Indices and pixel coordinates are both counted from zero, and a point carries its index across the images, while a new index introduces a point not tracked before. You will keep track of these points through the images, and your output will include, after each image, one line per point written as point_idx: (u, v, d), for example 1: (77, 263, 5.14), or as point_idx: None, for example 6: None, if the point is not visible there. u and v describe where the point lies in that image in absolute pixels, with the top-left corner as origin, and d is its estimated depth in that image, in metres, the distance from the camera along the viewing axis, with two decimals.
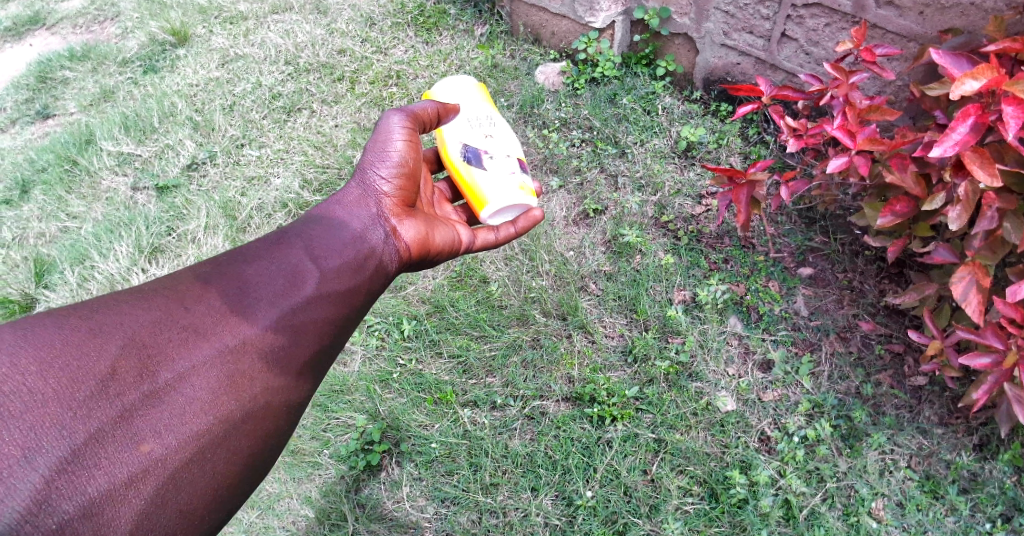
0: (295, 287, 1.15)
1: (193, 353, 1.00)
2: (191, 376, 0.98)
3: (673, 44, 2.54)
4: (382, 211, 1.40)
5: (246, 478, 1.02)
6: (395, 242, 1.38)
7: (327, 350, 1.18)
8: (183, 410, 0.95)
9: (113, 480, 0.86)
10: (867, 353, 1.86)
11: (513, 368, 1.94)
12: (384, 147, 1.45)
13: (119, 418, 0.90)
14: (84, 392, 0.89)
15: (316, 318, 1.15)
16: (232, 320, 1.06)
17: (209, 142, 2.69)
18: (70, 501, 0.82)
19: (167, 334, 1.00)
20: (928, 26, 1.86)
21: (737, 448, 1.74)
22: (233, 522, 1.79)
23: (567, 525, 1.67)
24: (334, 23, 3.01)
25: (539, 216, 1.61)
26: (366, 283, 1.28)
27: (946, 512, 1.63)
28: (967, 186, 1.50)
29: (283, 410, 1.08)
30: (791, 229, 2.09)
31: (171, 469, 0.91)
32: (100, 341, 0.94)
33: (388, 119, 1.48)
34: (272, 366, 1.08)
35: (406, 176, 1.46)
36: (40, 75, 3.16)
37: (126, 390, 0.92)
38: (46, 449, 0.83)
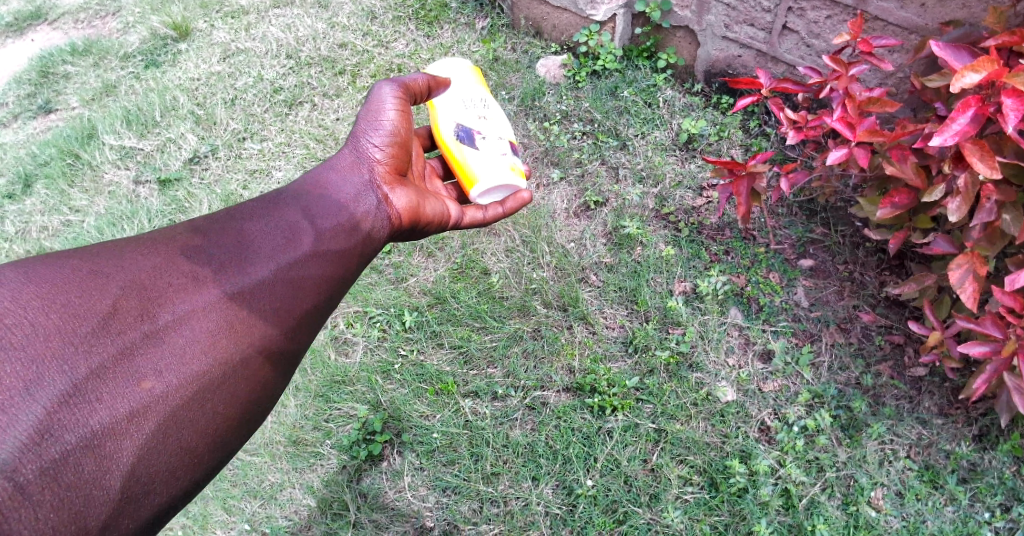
0: (291, 242, 1.16)
1: (192, 297, 1.01)
2: (191, 319, 0.99)
3: (674, 36, 2.54)
4: (375, 177, 1.41)
5: (245, 423, 1.02)
6: (388, 208, 1.39)
7: (325, 304, 1.19)
8: (183, 350, 0.96)
9: (115, 414, 0.86)
10: (867, 344, 1.87)
11: (514, 359, 1.94)
12: (376, 116, 1.47)
13: (120, 356, 0.91)
14: (85, 330, 0.90)
15: (311, 271, 1.16)
16: (230, 269, 1.07)
17: (211, 136, 2.70)
18: (72, 432, 0.82)
19: (166, 280, 1.01)
20: (929, 17, 1.86)
21: (737, 437, 1.75)
22: (236, 512, 1.81)
23: (568, 514, 1.68)
24: (335, 17, 3.01)
25: (527, 198, 1.61)
26: (361, 242, 1.29)
27: (945, 502, 1.63)
28: (966, 177, 1.50)
29: (281, 357, 1.08)
30: (791, 221, 2.10)
31: (171, 405, 0.92)
32: (100, 283, 0.96)
33: (378, 90, 1.50)
34: (271, 315, 1.08)
35: (398, 145, 1.48)
36: (41, 70, 3.17)
37: (126, 329, 0.93)
38: (48, 382, 0.84)
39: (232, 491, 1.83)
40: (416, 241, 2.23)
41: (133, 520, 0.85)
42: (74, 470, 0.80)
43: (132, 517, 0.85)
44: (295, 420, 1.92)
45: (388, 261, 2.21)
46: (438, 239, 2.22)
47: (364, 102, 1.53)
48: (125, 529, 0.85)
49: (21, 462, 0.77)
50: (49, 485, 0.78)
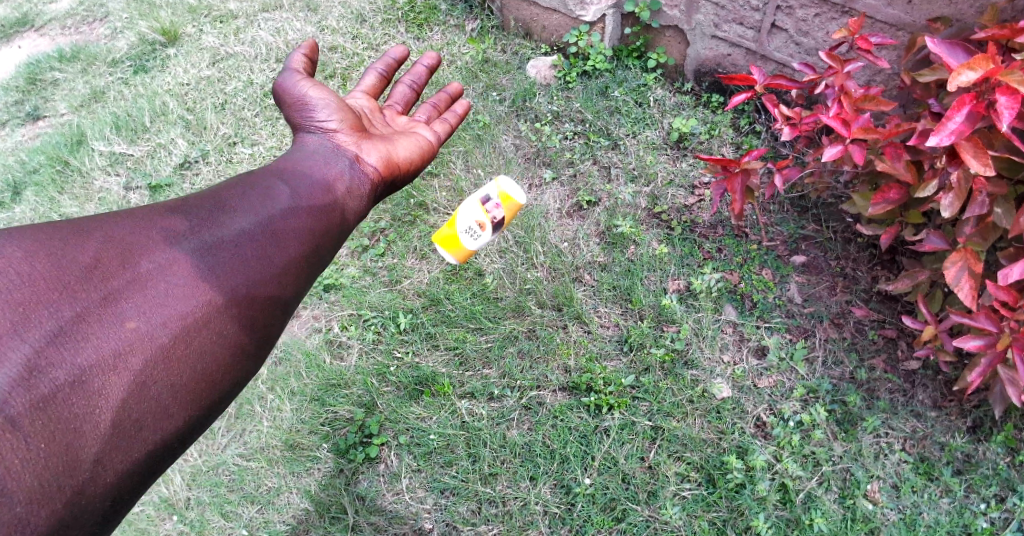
0: (267, 201, 1.21)
1: (171, 248, 1.06)
2: (171, 267, 1.03)
3: (663, 36, 2.55)
4: (340, 143, 1.45)
5: (238, 366, 1.05)
6: (362, 167, 1.43)
7: (312, 253, 1.22)
8: (166, 293, 1.00)
9: (101, 351, 0.91)
10: (861, 338, 1.88)
11: (510, 360, 1.94)
12: (299, 97, 1.51)
13: (104, 300, 0.95)
14: (69, 277, 0.94)
15: (291, 223, 1.19)
16: (208, 225, 1.12)
17: (201, 141, 2.68)
18: (60, 369, 0.87)
19: (144, 238, 1.05)
20: (916, 14, 1.88)
21: (733, 433, 1.76)
22: (233, 518, 1.79)
23: (566, 513, 1.69)
24: (324, 21, 3.00)
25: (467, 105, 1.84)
26: (340, 198, 1.33)
27: (941, 494, 1.65)
28: (959, 173, 1.52)
29: (270, 301, 1.12)
30: (783, 218, 2.11)
31: (158, 345, 0.96)
32: (81, 240, 1.01)
33: (285, 83, 1.54)
34: (255, 263, 1.12)
35: (340, 107, 1.50)
36: (28, 77, 3.14)
37: (109, 277, 0.98)
38: (36, 325, 0.88)
39: (229, 497, 1.82)
40: (409, 243, 2.23)
41: (128, 457, 0.89)
42: (65, 405, 0.85)
43: (124, 453, 0.89)
44: (292, 425, 1.91)
45: (382, 264, 2.21)
46: (431, 240, 2.22)
47: (280, 102, 1.56)
48: (120, 465, 0.88)
49: (12, 397, 0.81)
50: (40, 418, 0.82)
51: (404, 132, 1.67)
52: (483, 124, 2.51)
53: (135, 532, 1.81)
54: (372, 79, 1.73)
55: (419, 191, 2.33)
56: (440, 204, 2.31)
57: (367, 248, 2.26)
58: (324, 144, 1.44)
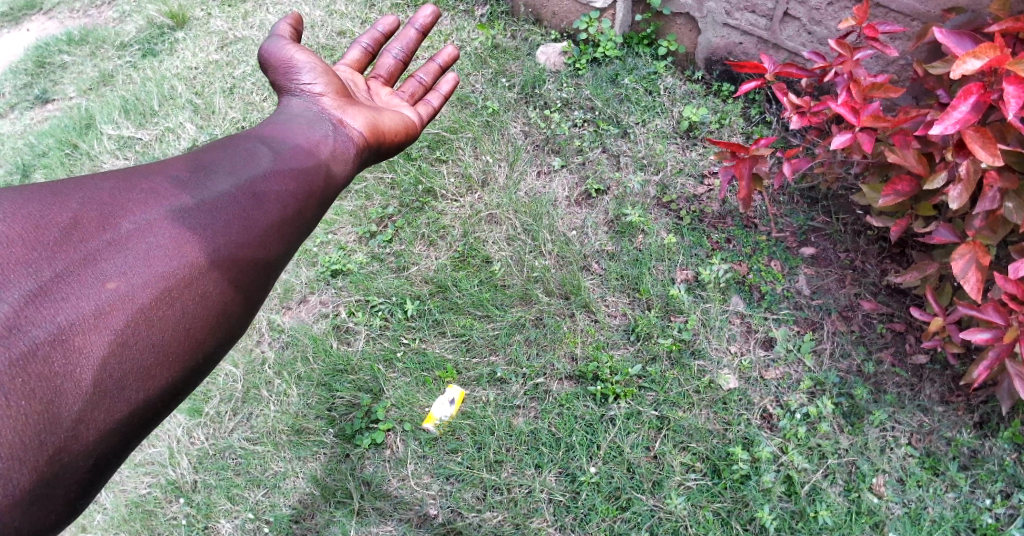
0: (250, 163, 1.23)
1: (152, 209, 1.09)
2: (151, 228, 1.07)
3: (675, 24, 2.52)
4: (325, 108, 1.49)
5: (223, 326, 1.08)
6: (346, 130, 1.46)
7: (298, 215, 1.24)
8: (148, 255, 1.04)
9: (81, 311, 0.94)
10: (868, 331, 1.87)
11: (516, 347, 1.94)
12: (287, 63, 1.57)
13: (84, 262, 0.99)
14: (47, 239, 0.98)
15: (273, 185, 1.22)
16: (190, 186, 1.15)
17: (209, 125, 2.67)
18: (40, 328, 0.89)
19: (123, 199, 1.09)
20: (932, 4, 1.85)
21: (739, 425, 1.75)
22: (240, 501, 1.81)
23: (571, 501, 1.69)
24: (333, 5, 2.98)
25: (456, 79, 1.86)
26: (324, 160, 1.36)
27: (946, 489, 1.64)
28: (968, 164, 1.50)
29: (255, 262, 1.14)
30: (792, 209, 2.09)
31: (138, 305, 0.98)
32: (60, 201, 1.05)
33: (272, 48, 1.60)
34: (238, 225, 1.14)
35: (324, 72, 1.57)
36: (37, 59, 3.14)
37: (88, 237, 1.01)
38: (14, 283, 0.91)
39: (236, 481, 1.83)
40: (417, 230, 2.22)
41: (110, 416, 0.91)
42: (45, 363, 0.88)
43: (107, 412, 0.91)
44: (298, 410, 1.91)
45: (389, 250, 2.20)
46: (439, 227, 2.22)
47: (267, 68, 1.62)
48: (102, 424, 0.90)
49: None
50: (20, 375, 0.85)
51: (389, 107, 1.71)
52: (492, 110, 2.49)
53: (143, 513, 1.82)
54: (356, 55, 1.76)
55: (427, 177, 2.32)
56: (448, 191, 2.30)
57: (374, 234, 2.25)
58: (310, 109, 1.49)
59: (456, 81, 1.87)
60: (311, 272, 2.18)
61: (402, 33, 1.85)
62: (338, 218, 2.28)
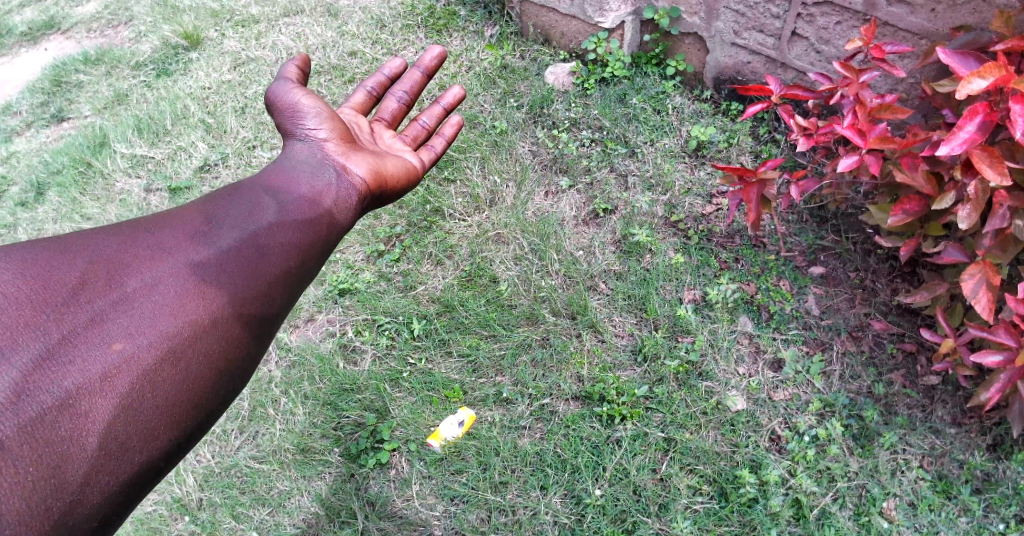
0: (255, 214, 1.24)
1: (158, 266, 1.10)
2: (157, 285, 1.08)
3: (683, 43, 2.54)
4: (328, 154, 1.50)
5: (225, 382, 1.09)
6: (349, 178, 1.47)
7: (301, 267, 1.25)
8: (153, 313, 1.05)
9: (87, 373, 0.95)
10: (879, 352, 1.85)
11: (523, 368, 1.94)
12: (292, 106, 1.57)
13: (91, 322, 1.00)
14: (56, 299, 1.00)
15: (277, 237, 1.22)
16: (195, 241, 1.16)
17: (221, 144, 2.71)
18: (48, 393, 0.91)
19: (130, 255, 1.10)
20: (940, 22, 1.85)
21: (747, 447, 1.74)
22: (244, 520, 1.80)
23: (576, 524, 1.68)
24: (345, 25, 3.03)
25: (460, 122, 1.87)
26: (327, 211, 1.36)
27: (959, 513, 1.61)
28: (977, 184, 1.48)
29: (257, 317, 1.14)
30: (801, 228, 2.08)
31: (143, 365, 1.00)
32: (67, 258, 1.06)
33: (277, 90, 1.60)
34: (241, 280, 1.15)
35: (329, 118, 1.57)
36: (54, 79, 3.20)
37: (95, 297, 1.03)
38: (23, 347, 0.93)
39: (241, 499, 1.83)
40: (425, 249, 2.23)
41: (115, 477, 0.92)
42: (52, 427, 0.89)
43: (113, 474, 0.92)
44: (304, 429, 1.92)
45: (397, 269, 2.21)
46: (446, 247, 2.23)
47: (271, 110, 1.61)
48: (107, 486, 0.92)
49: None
50: (28, 441, 0.86)
51: (391, 151, 1.71)
52: (500, 130, 2.51)
53: (147, 531, 1.82)
54: (360, 97, 1.79)
55: (435, 196, 2.34)
56: (456, 211, 2.31)
57: (382, 253, 2.26)
58: (313, 155, 1.49)
59: (460, 125, 1.88)
60: (319, 290, 2.20)
61: (407, 75, 1.88)
62: (346, 237, 2.30)
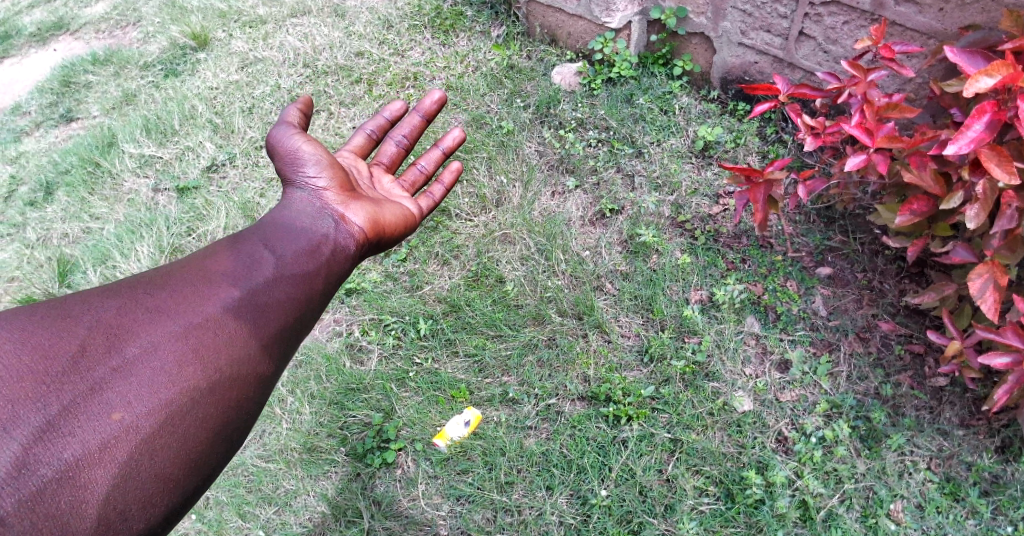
0: (253, 272, 1.26)
1: (156, 330, 1.11)
2: (156, 350, 1.08)
3: (690, 43, 2.53)
4: (327, 203, 1.51)
5: (223, 444, 1.09)
6: (347, 227, 1.48)
7: (296, 324, 1.26)
8: (152, 380, 1.05)
9: (87, 445, 0.96)
10: (887, 353, 1.84)
11: (529, 368, 1.94)
12: (292, 153, 1.56)
13: (90, 391, 1.01)
14: (55, 369, 1.00)
15: (274, 296, 1.24)
16: (194, 302, 1.17)
17: (229, 144, 2.72)
18: (48, 466, 0.92)
19: (129, 319, 1.11)
20: (948, 22, 1.84)
21: (754, 448, 1.73)
22: (250, 518, 1.81)
23: (582, 524, 1.67)
24: (352, 26, 3.04)
25: (458, 167, 1.86)
26: (324, 263, 1.37)
27: (967, 515, 1.60)
28: (984, 184, 1.47)
29: (254, 378, 1.15)
30: (809, 229, 2.08)
31: (142, 434, 1.00)
32: (67, 325, 1.07)
33: (277, 136, 1.59)
34: (239, 341, 1.16)
35: (329, 166, 1.56)
36: (63, 79, 3.22)
37: (94, 364, 1.03)
38: (23, 421, 0.94)
39: (247, 498, 1.84)
40: (431, 249, 2.23)
41: None
42: (52, 502, 0.90)
43: None
44: (310, 428, 1.92)
45: (403, 269, 2.22)
46: (453, 246, 2.23)
47: (271, 154, 1.60)
48: None
49: None
50: (27, 516, 0.87)
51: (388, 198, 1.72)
52: (507, 130, 2.51)
53: None
54: (360, 141, 1.80)
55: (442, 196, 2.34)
56: (462, 211, 2.32)
57: (388, 253, 2.27)
58: (312, 204, 1.50)
59: (459, 170, 1.88)
60: None
61: (407, 119, 1.88)
62: None
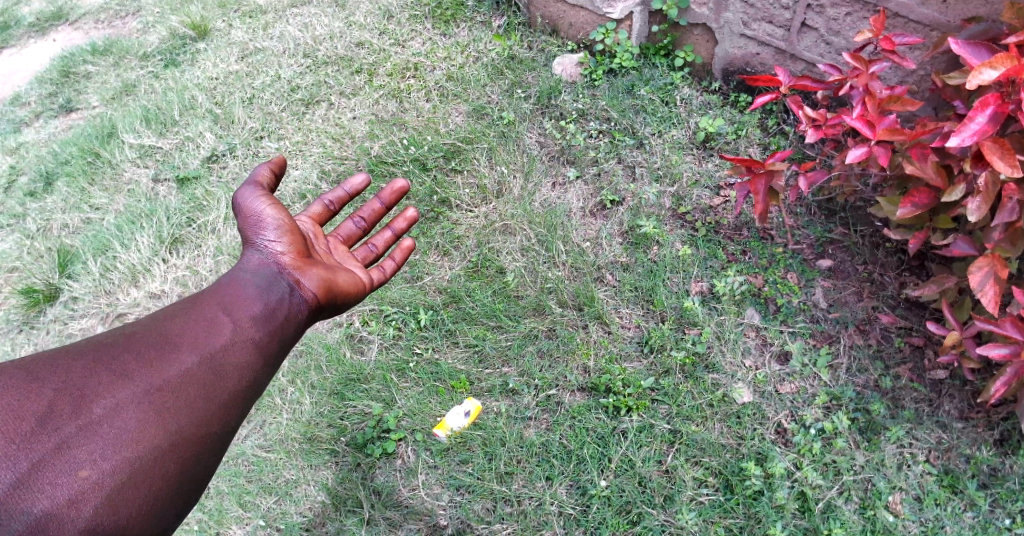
0: (211, 336, 1.32)
1: (120, 391, 1.18)
2: (119, 410, 1.15)
3: (692, 34, 2.51)
4: (284, 267, 1.50)
5: (181, 498, 1.17)
6: (302, 292, 1.48)
7: (253, 384, 1.33)
8: (115, 439, 1.12)
9: (56, 500, 1.03)
10: (887, 345, 1.84)
11: (529, 358, 1.94)
12: (254, 215, 1.53)
13: (58, 449, 1.08)
14: (25, 429, 1.07)
15: (231, 359, 1.31)
16: (155, 365, 1.24)
17: (229, 135, 2.71)
18: (18, 520, 0.99)
19: (94, 381, 1.18)
20: (951, 14, 1.83)
21: (753, 439, 1.74)
22: (251, 508, 1.82)
23: (581, 514, 1.68)
24: (352, 16, 3.03)
25: (410, 244, 1.86)
26: (281, 326, 1.41)
27: (965, 508, 1.61)
28: (987, 177, 1.47)
29: (211, 437, 1.23)
30: (810, 221, 2.07)
31: (106, 489, 1.07)
32: (35, 387, 1.14)
33: (241, 196, 1.55)
34: (198, 401, 1.23)
35: (289, 232, 1.54)
36: (63, 69, 3.21)
37: (62, 424, 1.10)
38: None
39: (248, 488, 1.85)
40: (432, 240, 2.24)
41: None
42: None
43: None
44: (311, 418, 1.93)
45: None
46: (453, 237, 2.23)
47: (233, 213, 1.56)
48: None
49: None
50: None
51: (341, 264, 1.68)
52: (508, 121, 2.51)
53: None
54: (318, 210, 1.76)
55: (443, 187, 2.34)
56: (463, 201, 2.31)
57: None
58: (269, 267, 1.49)
59: (410, 249, 1.86)
60: None
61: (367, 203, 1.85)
62: None
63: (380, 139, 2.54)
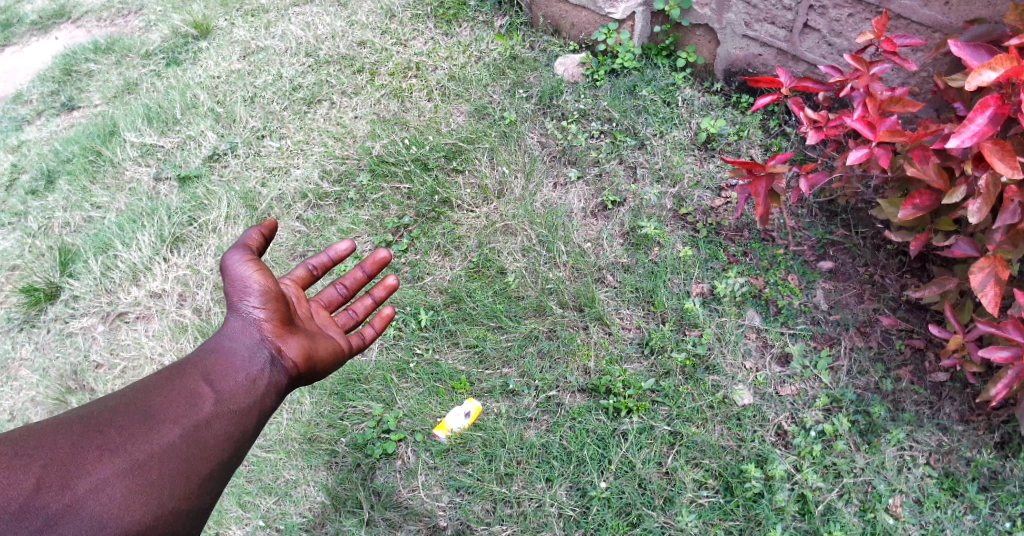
0: (194, 408, 1.26)
1: (104, 466, 1.12)
2: (104, 486, 1.10)
3: (694, 35, 2.51)
4: (265, 335, 1.42)
5: None
6: (284, 361, 1.42)
7: (234, 457, 1.28)
8: (102, 516, 1.07)
9: None
10: (887, 347, 1.84)
11: (529, 359, 1.94)
12: (240, 280, 1.43)
13: (43, 529, 1.02)
14: (11, 509, 1.01)
15: (214, 431, 1.25)
16: (139, 437, 1.18)
17: (230, 133, 2.71)
18: None
19: (78, 456, 1.12)
20: (954, 16, 1.83)
21: (753, 441, 1.74)
22: (251, 508, 1.82)
23: (581, 516, 1.68)
24: (354, 15, 3.03)
25: (388, 314, 1.70)
26: (262, 397, 1.36)
27: (965, 511, 1.60)
28: (987, 178, 1.47)
29: (192, 514, 1.18)
30: (811, 223, 2.07)
31: None
32: (18, 463, 1.07)
33: (228, 260, 1.45)
34: (184, 476, 1.18)
35: (274, 299, 1.46)
36: (65, 67, 3.21)
37: (48, 502, 1.04)
38: None
39: (248, 488, 1.85)
40: (432, 240, 2.24)
41: None
42: None
43: None
44: (311, 418, 1.93)
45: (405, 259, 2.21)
46: (454, 237, 2.23)
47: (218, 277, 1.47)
48: None
49: None
50: None
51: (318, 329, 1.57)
52: (509, 121, 2.51)
53: None
54: (300, 272, 1.63)
55: (444, 188, 2.34)
56: (464, 202, 2.31)
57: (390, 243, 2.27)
58: (251, 337, 1.41)
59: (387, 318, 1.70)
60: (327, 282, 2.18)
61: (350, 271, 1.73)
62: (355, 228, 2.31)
63: (381, 139, 2.53)
